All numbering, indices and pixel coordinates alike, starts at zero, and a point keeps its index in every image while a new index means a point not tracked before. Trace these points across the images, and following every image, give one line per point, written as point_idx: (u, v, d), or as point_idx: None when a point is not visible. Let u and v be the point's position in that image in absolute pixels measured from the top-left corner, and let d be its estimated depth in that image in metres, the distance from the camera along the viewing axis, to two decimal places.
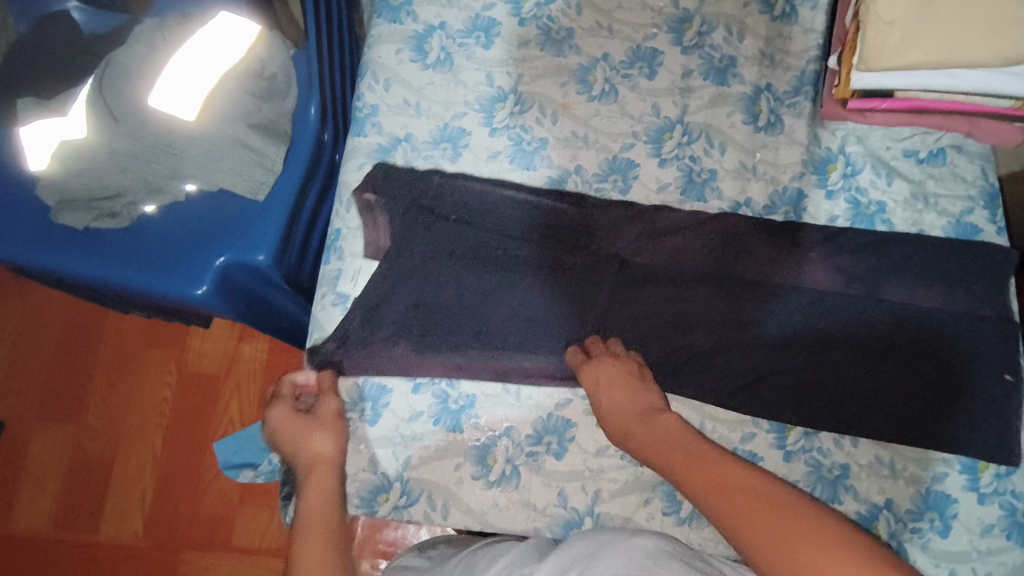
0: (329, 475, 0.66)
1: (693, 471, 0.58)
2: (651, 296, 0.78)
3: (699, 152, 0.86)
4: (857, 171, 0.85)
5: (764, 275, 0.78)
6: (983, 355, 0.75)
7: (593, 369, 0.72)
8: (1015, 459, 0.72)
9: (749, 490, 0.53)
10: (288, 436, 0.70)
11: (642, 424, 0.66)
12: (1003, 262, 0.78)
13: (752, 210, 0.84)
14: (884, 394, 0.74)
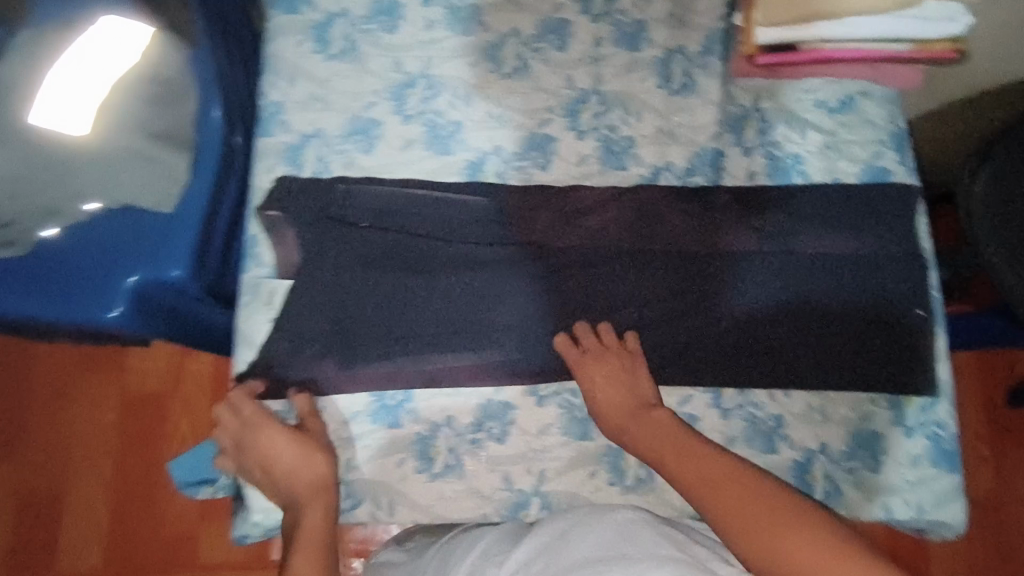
0: (328, 499, 0.66)
1: (688, 471, 0.59)
2: (580, 277, 0.78)
3: (617, 122, 0.85)
4: (771, 126, 0.86)
5: (685, 243, 0.80)
6: (894, 294, 0.79)
7: (586, 367, 0.72)
8: (931, 388, 0.77)
9: (741, 491, 0.54)
10: (284, 458, 0.68)
11: (636, 419, 0.67)
12: (905, 201, 0.83)
13: (673, 174, 0.84)
14: (807, 345, 0.78)
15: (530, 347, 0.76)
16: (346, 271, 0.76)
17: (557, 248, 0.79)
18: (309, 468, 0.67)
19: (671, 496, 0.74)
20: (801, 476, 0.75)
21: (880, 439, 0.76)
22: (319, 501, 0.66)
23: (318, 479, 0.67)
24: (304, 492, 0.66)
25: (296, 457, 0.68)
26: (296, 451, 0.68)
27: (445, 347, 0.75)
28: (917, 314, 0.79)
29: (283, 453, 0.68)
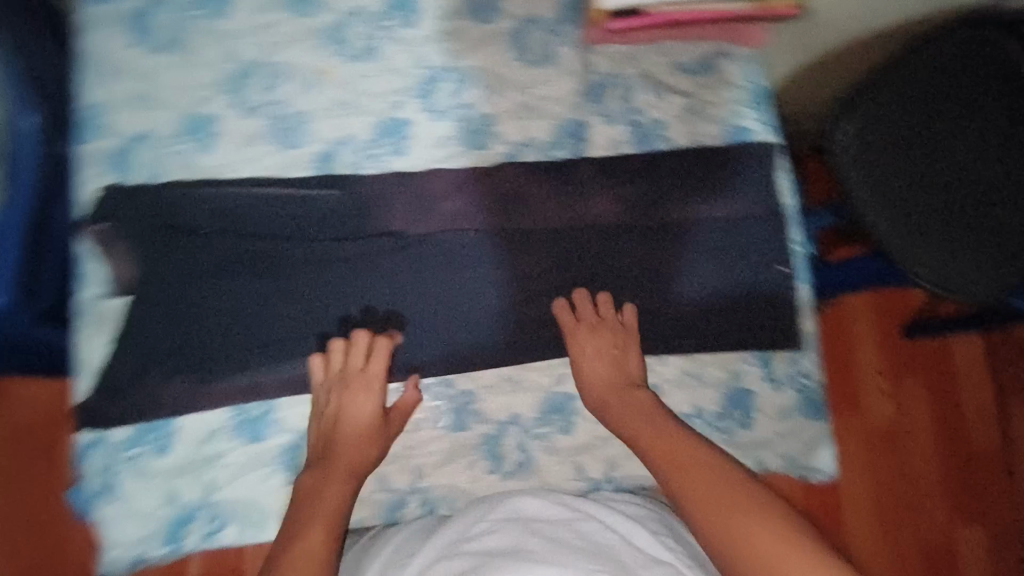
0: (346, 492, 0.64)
1: (660, 453, 0.64)
2: (448, 263, 0.76)
3: (474, 100, 0.79)
4: (633, 92, 0.82)
5: (553, 219, 0.78)
6: (752, 253, 0.81)
7: (579, 337, 0.73)
8: (797, 341, 0.79)
9: (708, 477, 0.60)
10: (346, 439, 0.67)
11: (619, 397, 0.70)
12: (763, 159, 0.84)
13: (536, 149, 0.80)
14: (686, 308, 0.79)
15: (491, 321, 0.75)
16: (189, 281, 0.71)
17: (419, 237, 0.76)
18: (360, 446, 0.67)
19: (552, 478, 0.73)
20: None
21: (751, 396, 0.78)
22: (349, 483, 0.65)
23: (365, 458, 0.67)
24: (339, 469, 0.65)
25: (352, 433, 0.68)
26: (358, 432, 0.68)
27: (414, 326, 0.74)
28: (779, 270, 0.81)
29: (351, 427, 0.68)
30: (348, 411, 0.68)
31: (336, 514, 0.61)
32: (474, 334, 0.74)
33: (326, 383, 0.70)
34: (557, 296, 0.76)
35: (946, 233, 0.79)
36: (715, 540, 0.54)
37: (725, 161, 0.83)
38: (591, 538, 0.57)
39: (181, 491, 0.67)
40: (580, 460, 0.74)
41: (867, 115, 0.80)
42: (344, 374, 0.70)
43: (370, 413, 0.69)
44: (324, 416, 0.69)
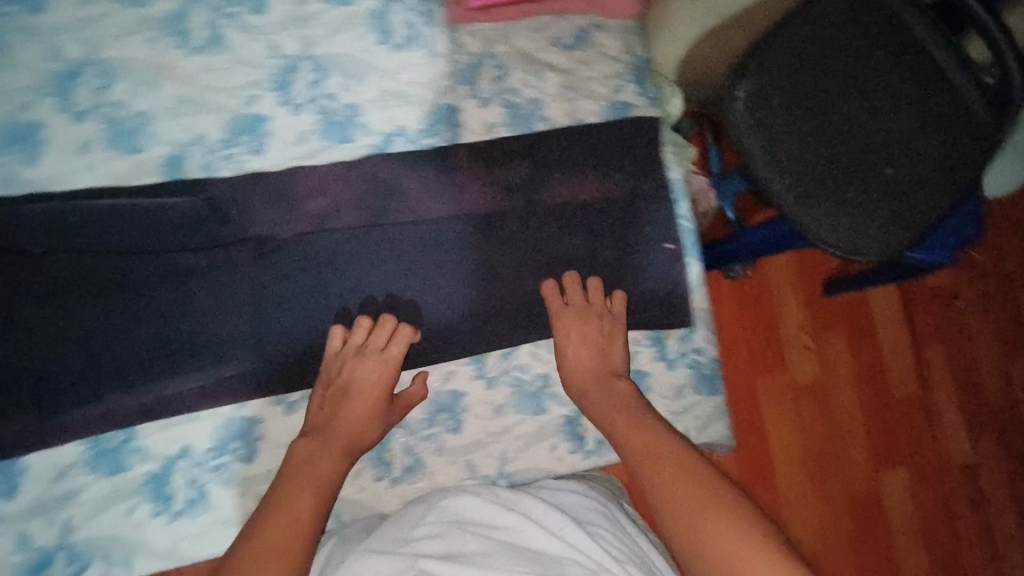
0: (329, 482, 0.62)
1: (644, 447, 0.62)
2: (321, 265, 0.71)
3: (336, 88, 0.74)
4: (507, 73, 0.79)
5: (430, 211, 0.75)
6: (639, 232, 0.78)
7: (565, 320, 0.72)
8: (688, 318, 0.78)
9: (690, 476, 0.58)
10: (344, 424, 0.65)
11: (598, 387, 0.69)
12: (648, 135, 0.80)
13: (407, 139, 0.76)
14: None
15: (469, 296, 0.74)
16: (25, 307, 0.65)
17: (284, 241, 0.71)
18: (349, 436, 0.65)
19: (442, 477, 0.72)
20: (572, 431, 0.75)
21: (644, 378, 0.76)
22: (334, 469, 0.63)
23: (356, 444, 0.65)
24: (334, 441, 0.64)
25: (355, 419, 0.66)
26: (361, 414, 0.66)
27: (419, 302, 0.73)
28: (665, 245, 0.79)
29: (358, 410, 0.66)
30: (355, 391, 0.66)
31: (315, 504, 0.59)
32: (458, 302, 0.74)
33: (333, 363, 0.68)
34: (547, 278, 0.75)
35: (841, 195, 0.89)
36: (684, 541, 0.54)
37: (609, 141, 0.80)
38: (522, 538, 0.59)
39: (34, 534, 0.63)
40: (470, 458, 0.73)
41: (761, 76, 0.87)
42: (355, 352, 0.68)
43: (380, 399, 0.67)
44: (329, 392, 0.67)
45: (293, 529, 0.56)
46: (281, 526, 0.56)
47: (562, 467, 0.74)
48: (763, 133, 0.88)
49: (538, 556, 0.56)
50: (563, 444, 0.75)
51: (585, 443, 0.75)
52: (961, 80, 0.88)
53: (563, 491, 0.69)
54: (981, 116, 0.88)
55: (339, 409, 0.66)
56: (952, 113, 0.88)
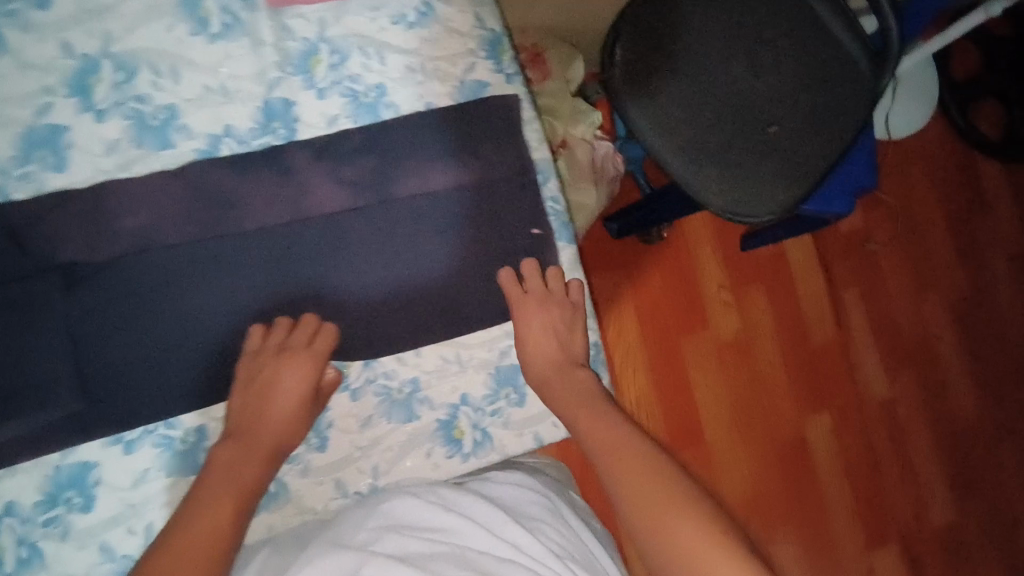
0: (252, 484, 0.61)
1: (606, 444, 0.63)
2: (147, 287, 0.65)
3: (146, 88, 0.66)
4: (344, 58, 0.72)
5: (269, 217, 0.68)
6: (501, 219, 0.74)
7: (527, 307, 0.71)
8: None
9: (648, 472, 0.59)
10: (271, 423, 0.63)
11: (561, 375, 0.70)
12: (507, 115, 0.75)
13: (235, 140, 0.68)
14: (441, 290, 0.72)
15: (405, 276, 0.71)
16: None
17: (103, 265, 0.64)
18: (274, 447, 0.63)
19: (310, 500, 0.69)
20: (447, 435, 0.72)
21: (520, 370, 0.73)
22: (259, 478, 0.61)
23: (281, 448, 0.64)
24: (260, 447, 0.62)
25: (286, 423, 0.64)
26: (284, 416, 0.64)
27: (342, 294, 0.70)
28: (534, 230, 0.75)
29: (284, 414, 0.64)
30: (281, 395, 0.64)
31: (238, 516, 0.57)
32: (392, 282, 0.71)
33: (251, 364, 0.65)
34: (485, 269, 0.73)
35: (727, 159, 1.01)
36: (656, 551, 0.55)
37: (465, 124, 0.74)
38: (462, 539, 0.60)
39: None
40: (339, 475, 0.70)
41: (632, 43, 1.02)
42: (275, 353, 0.65)
43: (309, 399, 0.65)
44: (254, 401, 0.64)
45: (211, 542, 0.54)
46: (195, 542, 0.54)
47: (439, 473, 0.72)
48: (648, 108, 1.02)
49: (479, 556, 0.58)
50: (439, 449, 0.72)
51: (462, 447, 0.72)
52: (818, 43, 1.02)
53: (502, 484, 0.70)
54: (866, 70, 1.00)
55: (264, 410, 0.63)
56: (836, 67, 1.01)
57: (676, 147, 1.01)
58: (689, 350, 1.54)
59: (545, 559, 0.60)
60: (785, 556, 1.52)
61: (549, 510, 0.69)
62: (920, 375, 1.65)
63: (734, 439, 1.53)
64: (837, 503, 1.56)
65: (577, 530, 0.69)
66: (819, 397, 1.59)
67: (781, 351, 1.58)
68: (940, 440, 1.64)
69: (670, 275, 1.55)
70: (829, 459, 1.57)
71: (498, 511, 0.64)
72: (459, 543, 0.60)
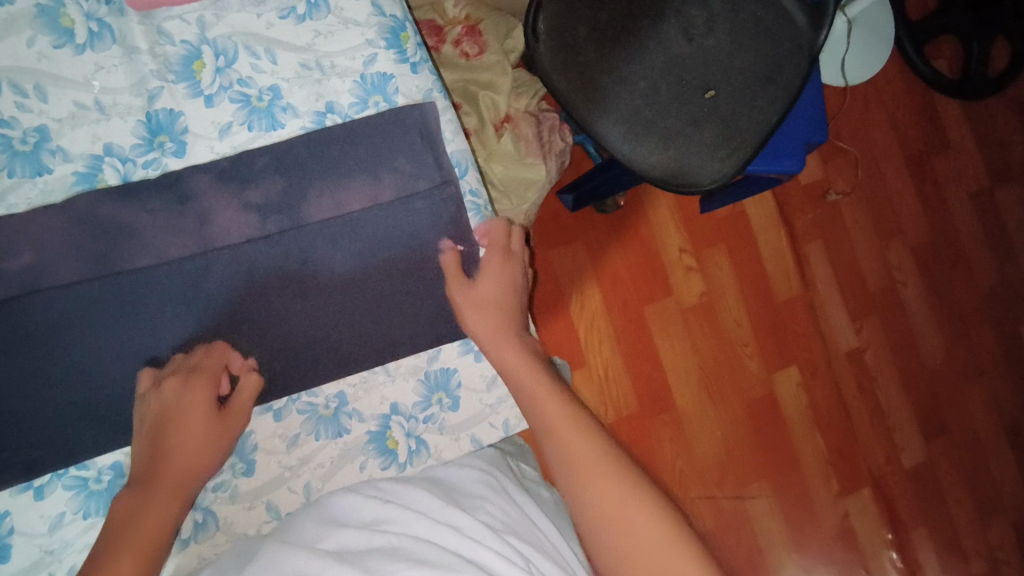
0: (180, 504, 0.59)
1: (571, 445, 0.61)
2: (34, 328, 0.60)
3: (11, 111, 0.61)
4: (231, 59, 0.67)
5: (163, 242, 0.64)
6: (421, 235, 0.70)
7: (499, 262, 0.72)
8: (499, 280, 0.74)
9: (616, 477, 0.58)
10: (180, 454, 0.60)
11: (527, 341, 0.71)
12: (422, 125, 0.70)
13: (119, 160, 0.64)
14: (360, 307, 0.69)
15: (315, 308, 0.68)
16: None
17: None
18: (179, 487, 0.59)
19: (241, 526, 0.66)
20: (380, 446, 0.69)
21: (450, 374, 0.71)
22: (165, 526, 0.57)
23: (191, 485, 0.60)
24: (168, 480, 0.59)
25: (193, 455, 0.60)
26: (193, 443, 0.60)
27: (251, 319, 0.66)
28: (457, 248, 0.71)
29: (187, 448, 0.60)
30: (180, 431, 0.60)
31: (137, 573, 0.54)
32: (303, 311, 0.68)
33: (146, 404, 0.61)
34: (406, 280, 0.70)
35: (666, 130, 0.97)
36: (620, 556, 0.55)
37: (376, 135, 0.70)
38: (404, 526, 0.56)
39: None
40: (269, 498, 0.67)
41: (557, 8, 0.96)
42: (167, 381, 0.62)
43: (212, 419, 0.62)
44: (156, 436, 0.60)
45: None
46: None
47: None
48: (578, 82, 0.97)
49: (420, 544, 0.54)
50: (373, 461, 0.69)
51: (397, 457, 0.70)
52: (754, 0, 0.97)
53: (438, 475, 0.66)
54: (803, 24, 0.95)
55: (164, 448, 0.60)
56: (770, 24, 0.96)
57: (612, 121, 0.97)
58: (653, 318, 1.52)
59: (483, 537, 0.56)
60: (761, 511, 1.54)
61: (491, 489, 0.65)
62: (886, 323, 1.65)
63: (704, 402, 1.53)
64: (809, 455, 1.58)
65: (524, 505, 0.66)
66: (786, 354, 1.59)
67: (746, 312, 1.57)
68: (909, 384, 1.65)
69: (630, 245, 1.52)
70: (799, 412, 1.59)
71: (434, 497, 0.60)
72: (393, 530, 0.56)
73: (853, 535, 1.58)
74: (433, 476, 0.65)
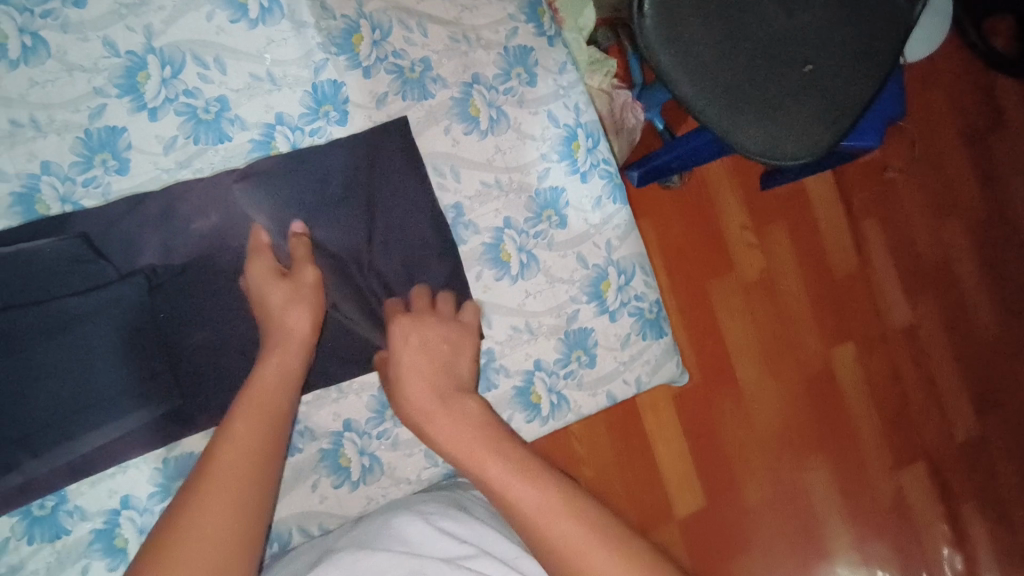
0: (297, 353, 0.62)
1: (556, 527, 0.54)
2: (221, 286, 0.65)
3: (194, 81, 0.66)
4: (385, 33, 0.70)
5: (319, 202, 0.68)
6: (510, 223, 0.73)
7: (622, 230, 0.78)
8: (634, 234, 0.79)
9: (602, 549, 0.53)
10: (268, 305, 0.63)
11: None
12: (559, 97, 0.76)
13: (288, 128, 0.68)
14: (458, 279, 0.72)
15: (465, 266, 0.72)
16: None
17: (179, 271, 0.64)
18: (283, 348, 0.62)
19: (403, 471, 0.71)
20: (525, 400, 0.73)
21: (589, 333, 0.75)
22: (283, 383, 0.60)
23: (296, 343, 0.62)
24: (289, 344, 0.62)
25: (291, 321, 0.62)
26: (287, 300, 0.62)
27: (411, 279, 0.70)
28: (590, 219, 0.76)
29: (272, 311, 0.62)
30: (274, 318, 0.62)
31: (257, 427, 0.57)
32: (456, 272, 0.72)
33: None
34: (548, 242, 0.74)
35: (764, 106, 0.99)
36: None
37: (517, 107, 0.74)
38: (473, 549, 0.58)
39: None
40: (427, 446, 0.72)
41: None
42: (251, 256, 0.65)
43: (296, 289, 0.63)
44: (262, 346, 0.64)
45: (252, 461, 0.55)
46: (228, 473, 0.53)
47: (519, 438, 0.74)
48: (684, 58, 0.96)
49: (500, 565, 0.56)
50: (519, 414, 0.73)
51: (540, 410, 0.74)
52: None
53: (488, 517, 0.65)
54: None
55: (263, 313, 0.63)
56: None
57: (714, 96, 0.97)
58: (717, 293, 1.51)
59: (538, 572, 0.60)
60: (821, 482, 1.54)
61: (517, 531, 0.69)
62: (942, 300, 1.67)
63: (766, 378, 1.53)
64: (865, 427, 1.59)
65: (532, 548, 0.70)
66: (843, 329, 1.60)
67: (805, 288, 1.58)
68: (962, 358, 1.68)
69: (695, 216, 1.51)
70: (857, 386, 1.60)
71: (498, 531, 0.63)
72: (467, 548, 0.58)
73: (906, 504, 1.60)
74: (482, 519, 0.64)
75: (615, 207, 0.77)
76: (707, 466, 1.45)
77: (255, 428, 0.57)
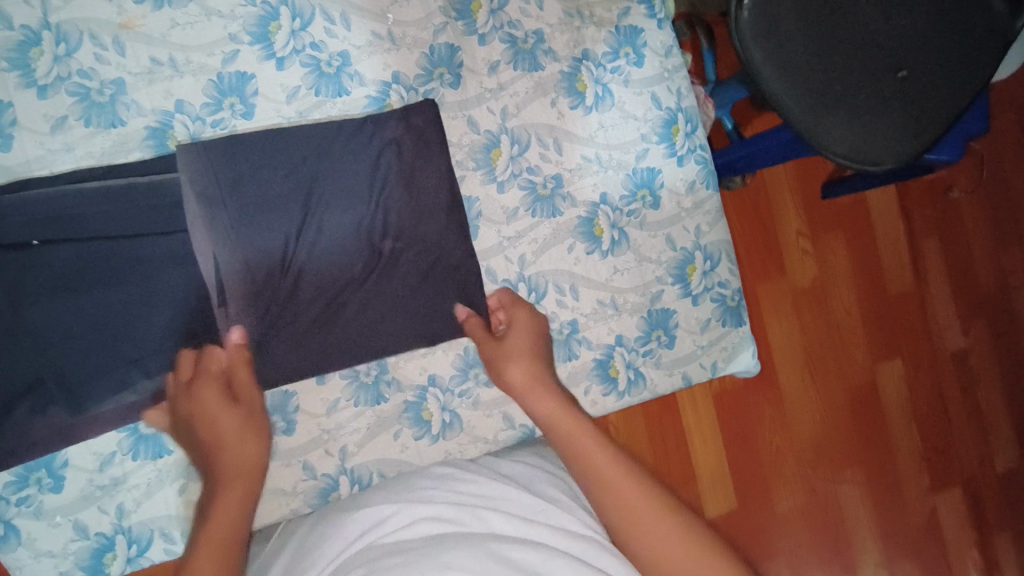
0: (249, 488, 0.59)
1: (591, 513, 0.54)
2: (314, 233, 0.66)
3: (320, 35, 0.68)
4: (502, 3, 0.73)
5: (417, 165, 0.69)
6: (451, 241, 0.70)
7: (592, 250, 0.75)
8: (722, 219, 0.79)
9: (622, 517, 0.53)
10: (221, 429, 0.60)
11: None
12: (664, 79, 0.77)
13: (403, 87, 0.70)
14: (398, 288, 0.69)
15: (558, 237, 0.74)
16: (41, 301, 0.61)
17: (275, 221, 0.65)
18: (239, 488, 0.59)
19: (481, 431, 0.72)
20: (604, 373, 0.75)
21: (670, 315, 0.76)
22: (239, 516, 0.57)
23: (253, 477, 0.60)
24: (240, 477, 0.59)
25: (244, 452, 0.60)
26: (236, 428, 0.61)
27: (504, 246, 0.73)
28: (682, 202, 0.77)
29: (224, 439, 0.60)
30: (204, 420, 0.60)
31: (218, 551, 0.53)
32: (549, 241, 0.74)
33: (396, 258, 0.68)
34: (639, 221, 0.76)
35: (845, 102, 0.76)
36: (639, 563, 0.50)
37: (623, 86, 0.76)
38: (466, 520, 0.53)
39: (89, 522, 0.64)
40: (507, 409, 0.73)
41: None
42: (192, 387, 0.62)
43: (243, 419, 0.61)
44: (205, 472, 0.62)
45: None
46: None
47: (595, 410, 0.75)
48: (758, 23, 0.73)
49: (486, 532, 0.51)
50: (596, 386, 0.74)
51: (617, 385, 0.75)
52: None
53: (602, 531, 0.55)
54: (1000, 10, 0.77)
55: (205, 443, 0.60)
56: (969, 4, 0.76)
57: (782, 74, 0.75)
58: (765, 296, 1.37)
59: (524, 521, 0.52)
60: (855, 499, 1.41)
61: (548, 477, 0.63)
62: (994, 324, 1.55)
63: (810, 387, 1.38)
64: (905, 448, 1.46)
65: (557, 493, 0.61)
66: (892, 344, 1.46)
67: (857, 297, 1.44)
68: (1011, 389, 1.56)
69: (749, 211, 1.37)
70: (902, 406, 1.46)
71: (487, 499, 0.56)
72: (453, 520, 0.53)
73: (940, 531, 1.47)
74: (597, 533, 0.54)
75: (708, 192, 0.78)
76: (742, 471, 1.31)
77: (234, 427, 0.61)
